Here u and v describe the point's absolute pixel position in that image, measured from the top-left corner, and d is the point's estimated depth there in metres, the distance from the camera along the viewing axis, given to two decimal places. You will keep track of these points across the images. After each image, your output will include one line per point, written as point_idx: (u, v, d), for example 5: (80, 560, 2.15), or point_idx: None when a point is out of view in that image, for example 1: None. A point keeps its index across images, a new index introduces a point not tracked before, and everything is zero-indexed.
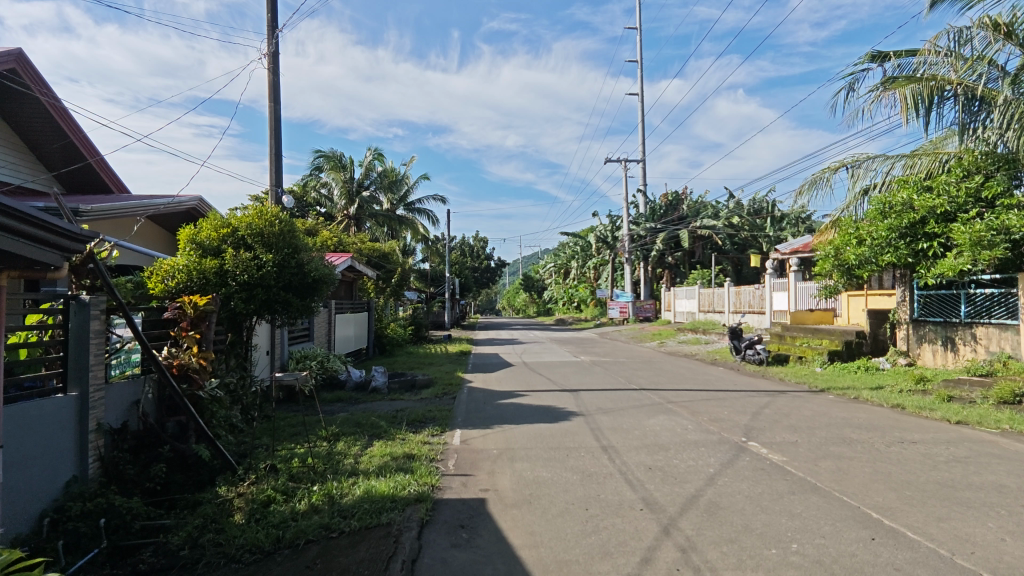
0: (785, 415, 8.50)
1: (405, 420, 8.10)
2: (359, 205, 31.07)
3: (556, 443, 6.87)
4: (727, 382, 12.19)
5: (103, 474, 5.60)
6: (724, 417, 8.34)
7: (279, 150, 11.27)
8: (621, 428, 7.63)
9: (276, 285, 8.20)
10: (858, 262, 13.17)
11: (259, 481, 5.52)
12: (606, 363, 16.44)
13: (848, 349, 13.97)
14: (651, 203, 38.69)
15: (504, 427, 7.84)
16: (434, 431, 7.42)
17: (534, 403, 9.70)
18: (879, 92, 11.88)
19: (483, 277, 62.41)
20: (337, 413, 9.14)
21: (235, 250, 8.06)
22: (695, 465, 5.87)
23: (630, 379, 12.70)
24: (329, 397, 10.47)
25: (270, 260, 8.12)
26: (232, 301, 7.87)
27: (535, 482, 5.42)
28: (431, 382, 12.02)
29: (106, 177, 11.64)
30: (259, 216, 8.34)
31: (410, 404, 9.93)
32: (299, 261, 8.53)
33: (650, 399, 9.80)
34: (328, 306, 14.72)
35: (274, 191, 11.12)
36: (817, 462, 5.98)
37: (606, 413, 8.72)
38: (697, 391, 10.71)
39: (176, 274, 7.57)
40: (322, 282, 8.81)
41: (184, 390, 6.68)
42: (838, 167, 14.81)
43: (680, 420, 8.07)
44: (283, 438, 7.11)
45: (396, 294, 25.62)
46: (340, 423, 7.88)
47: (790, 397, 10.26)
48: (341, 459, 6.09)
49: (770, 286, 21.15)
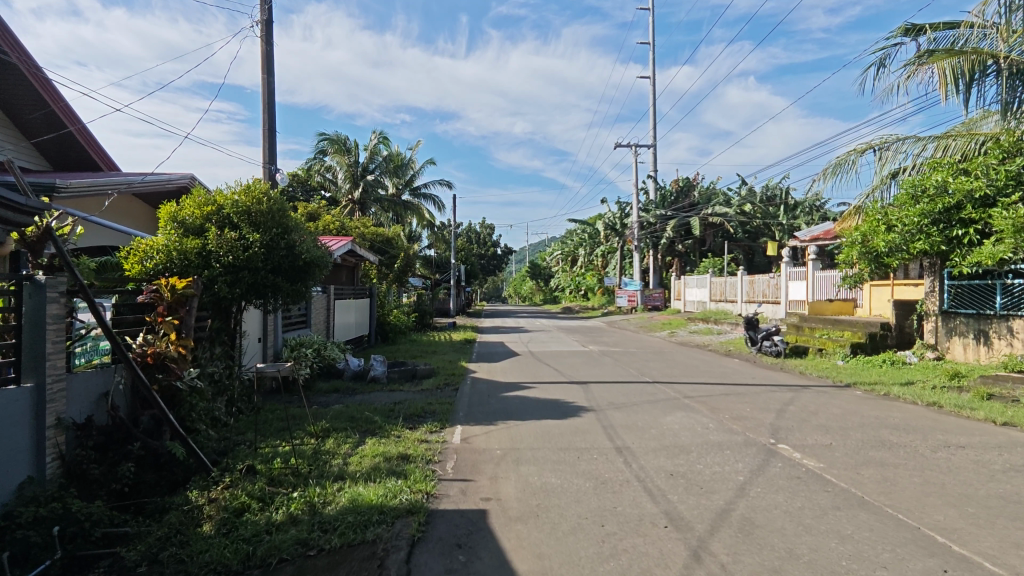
0: (813, 414, 7.87)
1: (402, 415, 7.53)
2: (363, 189, 30.47)
3: (566, 443, 6.27)
4: (745, 376, 11.54)
5: (64, 475, 5.02)
6: (746, 415, 7.72)
7: (273, 126, 10.64)
8: (636, 427, 7.02)
9: (264, 268, 7.56)
10: (887, 250, 12.42)
11: (236, 484, 4.93)
12: (615, 353, 15.81)
13: (872, 342, 13.30)
14: (662, 189, 37.77)
15: (509, 423, 7.24)
16: (433, 427, 6.84)
17: (541, 396, 9.11)
18: (914, 67, 11.05)
19: (489, 264, 61.80)
20: (332, 405, 8.60)
21: (220, 229, 7.45)
22: (722, 472, 5.25)
23: (642, 371, 12.10)
24: (325, 387, 9.96)
25: (257, 240, 7.47)
26: (216, 285, 7.26)
27: (544, 491, 4.81)
28: (432, 372, 11.47)
29: (95, 154, 11.14)
30: (247, 192, 7.72)
31: (412, 395, 9.40)
32: (290, 242, 7.86)
33: (664, 393, 9.20)
34: (326, 291, 14.14)
35: (267, 170, 10.51)
36: (859, 470, 5.34)
37: (619, 408, 8.11)
38: (713, 385, 10.10)
39: (155, 256, 7.08)
40: (316, 265, 8.17)
41: (160, 381, 6.14)
42: (866, 150, 14.01)
43: (699, 418, 7.44)
44: (269, 434, 6.57)
45: (400, 280, 25.08)
46: (333, 417, 7.34)
47: (814, 393, 9.61)
48: (329, 461, 5.51)
49: (785, 275, 20.44)
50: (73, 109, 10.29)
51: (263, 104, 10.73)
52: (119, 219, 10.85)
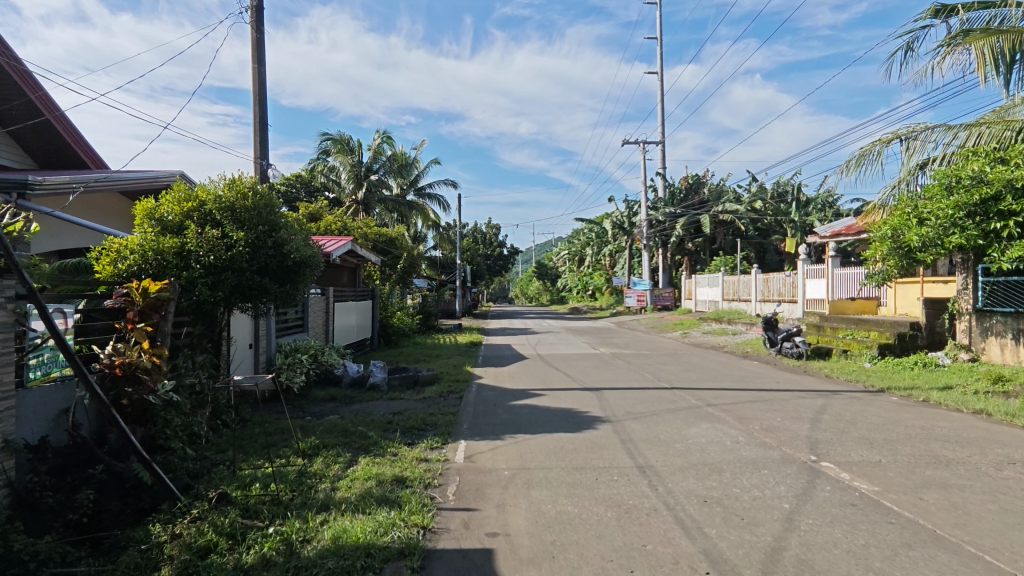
0: (851, 424, 7.16)
1: (401, 428, 6.88)
2: (367, 190, 29.88)
3: (581, 461, 5.60)
4: (769, 380, 10.81)
5: (13, 505, 4.40)
6: (778, 425, 7.02)
7: (264, 118, 10.05)
8: (658, 441, 6.34)
9: (249, 268, 6.93)
10: (920, 245, 11.64)
11: (205, 516, 4.29)
12: (628, 356, 15.10)
13: (901, 342, 12.56)
14: (670, 187, 37.02)
15: (517, 437, 6.57)
16: (433, 444, 6.19)
17: (551, 404, 8.45)
18: (947, 48, 10.33)
19: (496, 265, 61.14)
20: (327, 417, 8.00)
21: (201, 226, 6.85)
22: (764, 498, 4.56)
23: (658, 375, 11.40)
24: (321, 396, 9.37)
25: (242, 238, 6.85)
26: (196, 288, 6.63)
27: (559, 523, 4.14)
28: (435, 378, 10.83)
29: (81, 151, 10.59)
30: (231, 187, 7.12)
31: (413, 404, 8.76)
32: (277, 240, 7.23)
33: (685, 401, 8.51)
34: (325, 293, 13.53)
35: (258, 165, 9.91)
36: (921, 493, 4.65)
37: (637, 419, 7.44)
38: (736, 391, 9.39)
39: (130, 256, 6.46)
40: (307, 266, 7.53)
41: (129, 394, 5.54)
42: (892, 140, 13.28)
43: (727, 430, 6.75)
44: (253, 453, 5.93)
45: (404, 281, 24.45)
46: (324, 431, 6.69)
47: (847, 399, 8.89)
48: (316, 487, 4.87)
49: (803, 273, 19.73)
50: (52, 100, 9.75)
51: (255, 96, 10.14)
52: (104, 220, 10.42)
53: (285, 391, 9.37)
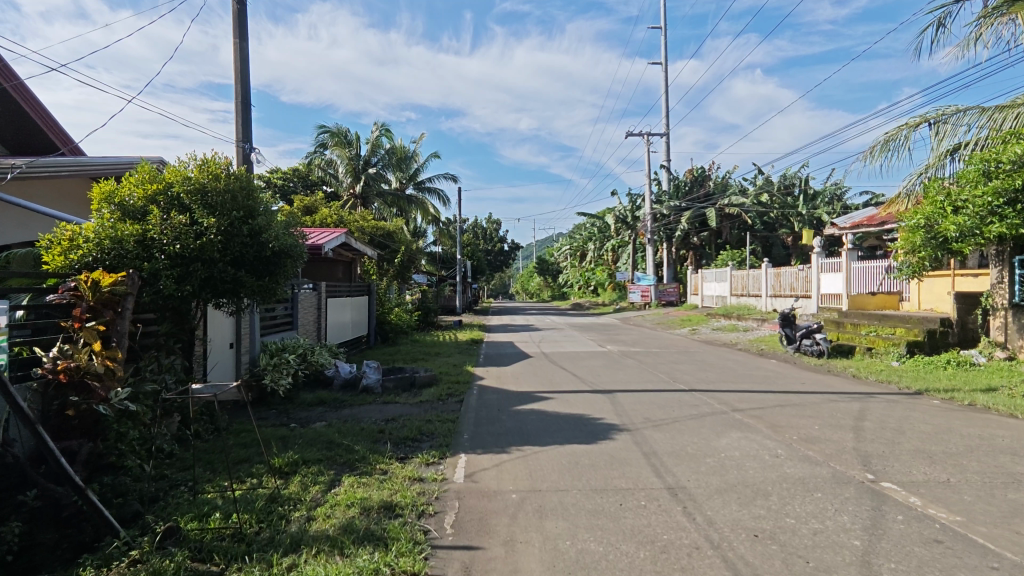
0: (899, 433, 6.38)
1: (394, 439, 6.12)
2: (366, 183, 29.00)
3: (600, 481, 4.82)
4: (794, 381, 10.02)
5: None
6: (818, 435, 6.24)
7: (247, 97, 9.25)
8: (687, 455, 5.56)
9: (221, 259, 6.11)
10: (958, 235, 10.83)
11: (147, 559, 3.48)
12: (638, 354, 14.32)
13: (931, 340, 11.77)
14: (675, 180, 36.20)
15: (525, 449, 5.78)
16: (429, 458, 5.42)
17: (560, 409, 7.66)
18: (988, 20, 9.51)
19: (496, 260, 60.44)
20: (314, 424, 7.26)
21: (166, 211, 6.05)
22: (827, 532, 3.78)
23: (673, 376, 10.61)
24: (309, 400, 8.63)
25: (214, 225, 6.05)
26: (160, 281, 5.80)
27: (582, 568, 3.36)
28: (434, 379, 10.04)
29: (50, 132, 9.59)
30: (202, 168, 6.32)
31: (408, 409, 7.95)
32: (254, 227, 6.42)
33: (708, 405, 7.73)
34: (317, 289, 12.72)
35: (240, 148, 9.10)
36: (1015, 526, 3.86)
37: (659, 427, 6.66)
38: (761, 393, 8.61)
39: (83, 244, 5.66)
40: (289, 256, 6.70)
41: (76, 404, 4.74)
42: (920, 123, 12.44)
43: (762, 442, 5.96)
44: (221, 471, 5.15)
45: (402, 276, 23.60)
46: (304, 444, 5.91)
47: (885, 403, 8.10)
48: (288, 519, 4.07)
49: (817, 267, 18.94)
50: (12, 70, 8.80)
51: (237, 72, 9.33)
52: (73, 206, 9.60)
53: (270, 394, 8.60)
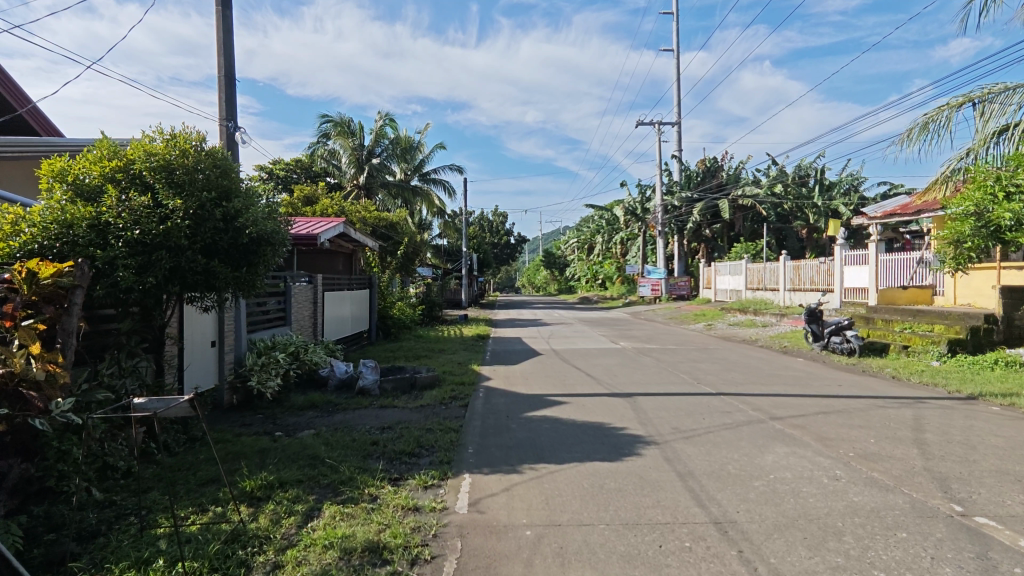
0: (970, 449, 5.53)
1: (388, 454, 5.33)
2: (369, 174, 28.13)
3: (632, 512, 4.01)
4: (831, 384, 9.14)
5: None
6: (877, 452, 5.39)
7: (230, 72, 8.44)
8: (730, 476, 4.73)
9: (190, 247, 5.31)
10: (1013, 223, 9.79)
11: None
12: (654, 352, 13.48)
13: (975, 338, 10.85)
14: (687, 171, 35.23)
15: (540, 468, 4.97)
16: (427, 481, 4.63)
17: (577, 417, 6.85)
18: None
19: (503, 253, 59.62)
20: (302, 433, 6.49)
21: (126, 191, 5.27)
22: None
23: (696, 377, 9.76)
24: (299, 403, 7.89)
25: (181, 207, 5.26)
26: (116, 272, 4.97)
27: None
28: (436, 380, 9.25)
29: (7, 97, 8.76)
30: (169, 143, 5.54)
31: (408, 415, 7.16)
32: (229, 211, 5.61)
33: (742, 413, 6.89)
34: (313, 282, 11.92)
35: (224, 128, 8.29)
36: None
37: (691, 439, 5.83)
38: (798, 398, 7.75)
39: (28, 229, 4.88)
40: (269, 245, 5.87)
41: (7, 418, 3.98)
42: (963, 104, 11.40)
43: (815, 460, 5.12)
44: (182, 497, 4.35)
45: (405, 269, 22.64)
46: (283, 460, 5.13)
47: (940, 410, 7.24)
48: (249, 567, 3.29)
49: (841, 260, 18.04)
50: None
51: (219, 44, 8.51)
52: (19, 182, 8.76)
53: (257, 397, 7.88)
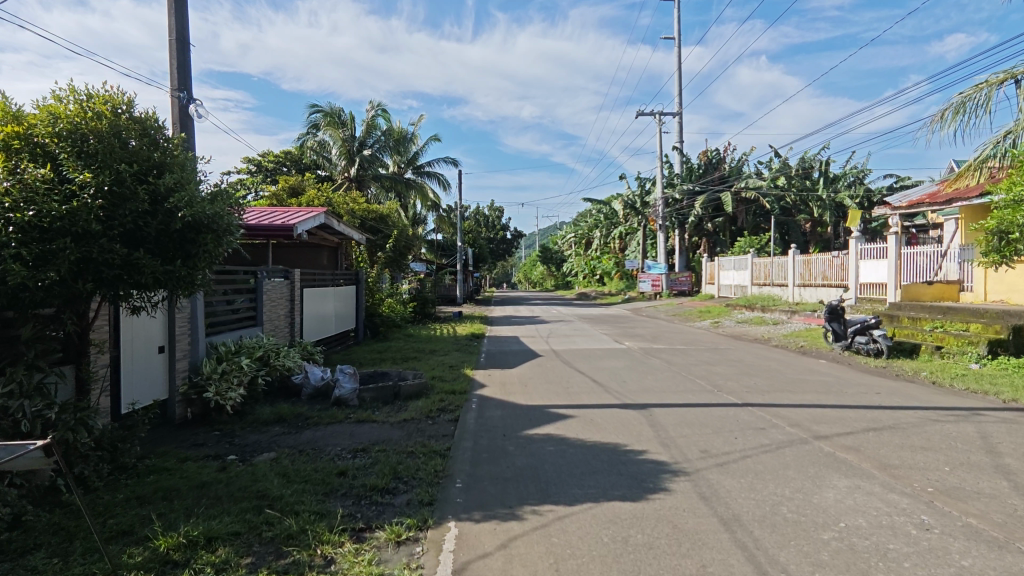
0: None
1: (355, 493, 4.26)
2: (360, 166, 26.92)
3: None
4: (868, 391, 8.10)
5: None
6: (960, 486, 4.36)
7: (183, 34, 7.30)
8: (790, 524, 3.70)
9: (105, 233, 4.22)
10: None
11: None
12: (663, 353, 12.44)
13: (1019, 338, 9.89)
14: (688, 163, 34.16)
15: (545, 513, 3.90)
16: (399, 534, 3.57)
17: (586, 435, 5.81)
18: None
19: (499, 249, 58.55)
20: (259, 457, 5.42)
21: (21, 163, 4.17)
22: None
23: (714, 383, 8.73)
24: (264, 416, 6.84)
25: (92, 183, 4.19)
26: (3, 264, 3.88)
27: None
28: (424, 388, 8.18)
29: None
30: (82, 107, 4.43)
31: (387, 433, 6.11)
32: (158, 190, 4.52)
33: (780, 431, 5.85)
34: (290, 278, 10.83)
35: (175, 100, 7.17)
36: None
37: (727, 468, 4.78)
38: (838, 411, 6.72)
39: None
40: (211, 232, 4.77)
41: None
42: (1005, 81, 10.34)
43: (888, 499, 4.08)
44: (74, 561, 3.27)
45: (396, 264, 21.44)
46: (220, 503, 4.05)
47: (1008, 425, 6.21)
48: None
49: (856, 253, 17.08)
50: None
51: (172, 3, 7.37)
52: None
53: (215, 410, 6.81)
